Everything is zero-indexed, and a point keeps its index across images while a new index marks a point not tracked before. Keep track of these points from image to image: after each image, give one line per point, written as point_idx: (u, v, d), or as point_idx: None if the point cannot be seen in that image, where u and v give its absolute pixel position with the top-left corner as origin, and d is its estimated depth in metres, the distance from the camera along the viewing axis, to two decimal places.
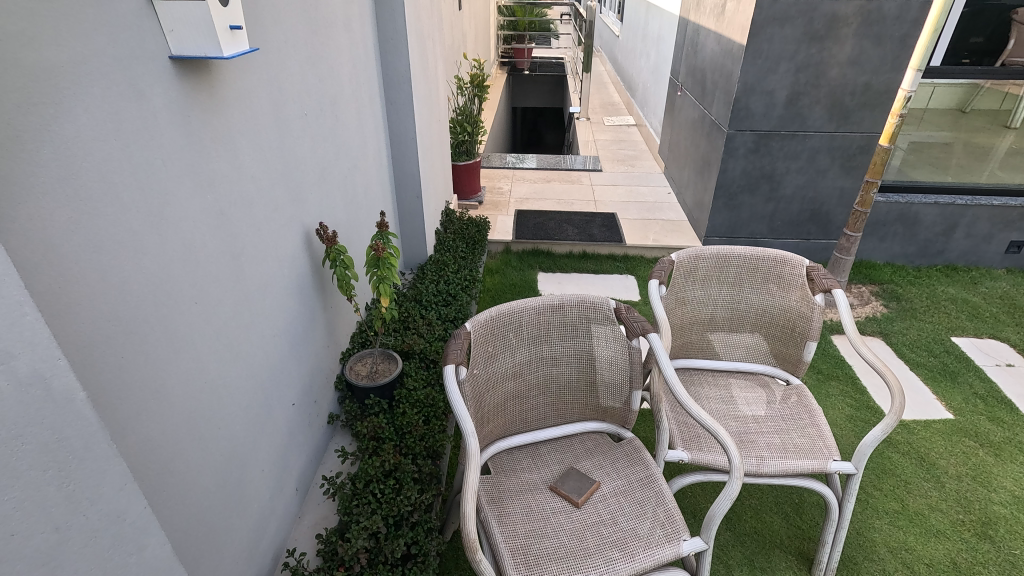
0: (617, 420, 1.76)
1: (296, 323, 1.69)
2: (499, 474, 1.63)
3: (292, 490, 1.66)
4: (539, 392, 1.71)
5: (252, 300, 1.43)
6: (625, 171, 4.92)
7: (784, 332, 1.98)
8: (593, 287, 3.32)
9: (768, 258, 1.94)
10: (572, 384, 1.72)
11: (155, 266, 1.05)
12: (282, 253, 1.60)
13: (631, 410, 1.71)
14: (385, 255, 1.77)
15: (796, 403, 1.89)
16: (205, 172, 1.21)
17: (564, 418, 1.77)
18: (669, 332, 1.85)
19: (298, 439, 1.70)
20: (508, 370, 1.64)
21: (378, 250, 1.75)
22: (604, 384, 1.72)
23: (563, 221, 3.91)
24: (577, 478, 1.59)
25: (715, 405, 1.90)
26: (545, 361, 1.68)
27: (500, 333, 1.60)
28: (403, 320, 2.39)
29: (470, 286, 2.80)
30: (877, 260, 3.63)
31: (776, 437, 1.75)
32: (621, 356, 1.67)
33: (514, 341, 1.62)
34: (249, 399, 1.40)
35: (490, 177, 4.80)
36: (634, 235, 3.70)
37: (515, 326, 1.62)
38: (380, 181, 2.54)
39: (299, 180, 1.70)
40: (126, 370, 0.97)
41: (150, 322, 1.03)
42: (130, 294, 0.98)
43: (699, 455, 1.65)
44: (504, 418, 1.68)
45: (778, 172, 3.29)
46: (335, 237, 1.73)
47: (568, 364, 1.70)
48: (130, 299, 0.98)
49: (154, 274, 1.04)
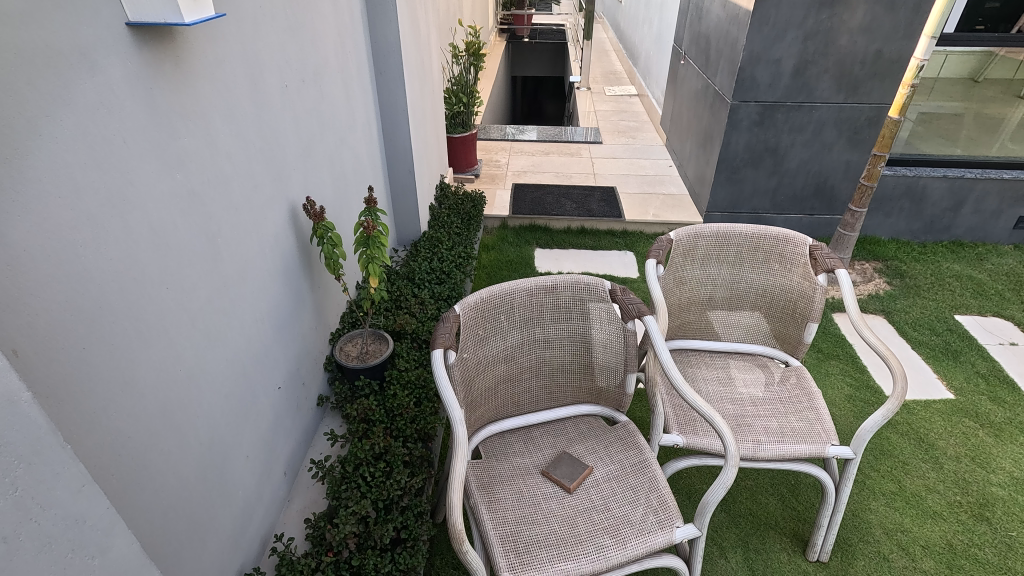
0: (612, 403, 1.72)
1: (281, 307, 1.64)
2: (490, 458, 1.60)
3: (280, 474, 1.64)
4: (532, 374, 1.66)
5: (232, 284, 1.38)
6: (625, 143, 4.80)
7: (785, 312, 1.92)
8: (591, 263, 3.26)
9: (771, 236, 1.87)
10: (565, 365, 1.68)
11: (120, 252, 0.99)
12: (264, 234, 1.54)
13: (626, 392, 1.67)
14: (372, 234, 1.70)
15: (795, 385, 1.85)
16: (174, 149, 1.14)
17: (557, 401, 1.73)
18: (666, 313, 1.80)
19: (285, 423, 1.67)
20: (500, 353, 1.59)
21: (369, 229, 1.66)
22: (599, 366, 1.67)
23: (561, 196, 3.82)
24: (569, 463, 1.56)
25: (712, 387, 1.86)
26: (537, 343, 1.63)
27: (491, 315, 1.55)
28: (394, 299, 2.33)
29: (464, 263, 2.73)
30: (882, 236, 3.55)
31: (773, 420, 1.71)
32: (616, 339, 1.62)
33: (505, 324, 1.58)
34: (230, 385, 1.36)
35: (487, 149, 4.69)
36: (633, 210, 3.62)
37: (507, 308, 1.56)
38: (369, 155, 2.46)
39: (281, 157, 1.62)
40: (89, 362, 0.92)
41: (116, 312, 0.98)
42: (92, 282, 0.93)
43: (694, 438, 1.62)
44: (496, 402, 1.64)
45: (783, 145, 3.19)
46: (320, 211, 1.65)
47: (561, 347, 1.65)
48: (92, 288, 0.93)
49: (119, 260, 0.99)
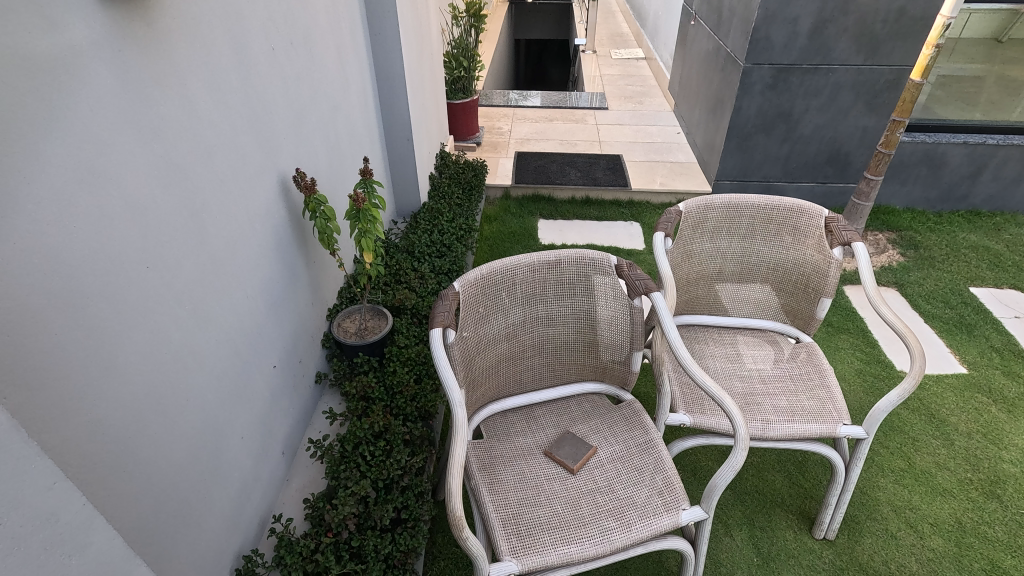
0: (617, 381, 1.67)
1: (275, 284, 1.58)
2: (492, 438, 1.56)
3: (278, 454, 1.61)
4: (534, 353, 1.61)
5: (221, 261, 1.31)
6: (632, 109, 4.64)
7: (797, 287, 1.85)
8: (595, 235, 3.18)
9: (785, 207, 1.79)
10: (569, 343, 1.62)
11: (92, 229, 0.93)
12: (254, 207, 1.47)
13: (631, 370, 1.62)
14: (365, 208, 1.62)
15: (806, 362, 1.79)
16: (150, 117, 1.07)
17: (561, 380, 1.68)
18: (675, 289, 1.73)
19: (282, 402, 1.63)
20: (501, 331, 1.54)
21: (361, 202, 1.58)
22: (604, 344, 1.62)
23: (565, 164, 3.71)
24: (573, 443, 1.52)
25: (720, 364, 1.81)
26: (540, 320, 1.58)
27: (492, 292, 1.49)
28: (394, 274, 2.27)
29: (465, 235, 2.66)
30: (897, 205, 3.44)
31: (783, 399, 1.66)
32: (622, 316, 1.56)
33: (507, 301, 1.52)
34: (222, 366, 1.32)
35: (489, 116, 4.55)
36: (639, 179, 3.51)
37: (508, 285, 1.50)
38: (366, 123, 2.36)
39: (269, 125, 1.54)
40: (61, 347, 0.87)
41: (89, 294, 0.92)
42: (60, 262, 0.87)
43: (701, 418, 1.57)
44: (498, 380, 1.59)
45: (797, 110, 3.06)
46: (311, 184, 1.58)
47: (564, 324, 1.59)
48: (61, 268, 0.87)
49: (90, 240, 0.92)
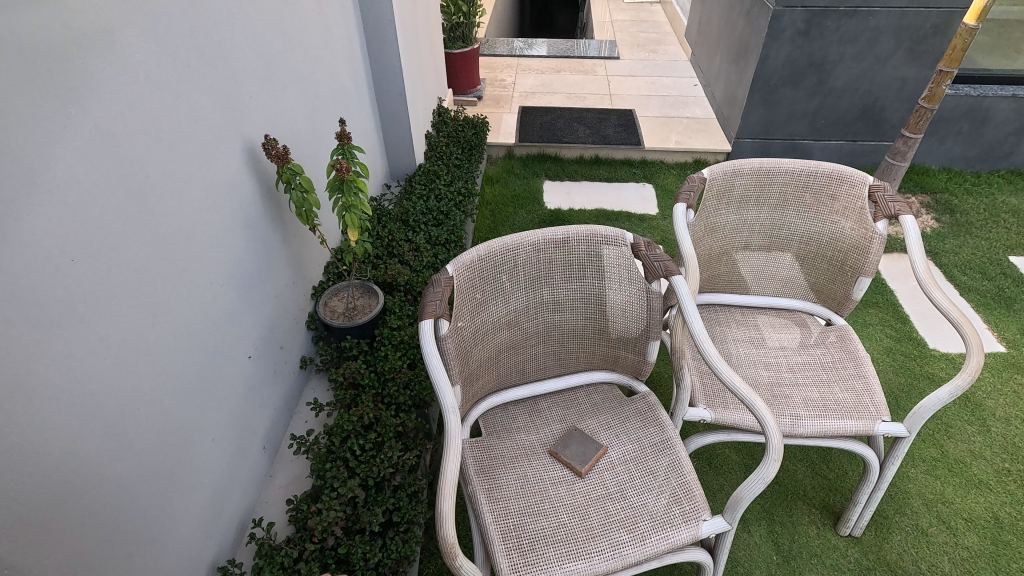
0: (630, 371, 1.51)
1: (247, 265, 1.40)
2: (491, 434, 1.42)
3: (259, 450, 1.47)
4: (539, 341, 1.45)
5: (174, 245, 1.13)
6: (645, 58, 4.31)
7: (833, 264, 1.66)
8: (605, 198, 2.96)
9: (823, 174, 1.58)
10: (578, 331, 1.45)
11: None
12: (216, 179, 1.27)
13: (647, 360, 1.45)
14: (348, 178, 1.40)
15: (839, 348, 1.62)
16: (61, 73, 0.87)
17: (568, 368, 1.53)
18: (698, 269, 1.53)
19: (262, 394, 1.48)
20: (501, 319, 1.36)
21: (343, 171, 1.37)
22: (617, 331, 1.45)
23: (572, 120, 3.44)
24: (581, 442, 1.37)
25: (743, 349, 1.64)
26: (545, 306, 1.40)
27: (492, 275, 1.31)
28: (386, 245, 2.08)
29: (465, 201, 2.45)
30: (931, 165, 3.18)
31: (814, 390, 1.50)
32: (638, 301, 1.39)
33: (508, 285, 1.34)
34: (183, 363, 1.16)
35: (491, 67, 4.24)
36: (653, 136, 3.25)
37: (509, 267, 1.32)
38: (352, 76, 2.12)
39: (231, 80, 1.32)
40: None
41: None
42: None
43: (724, 414, 1.42)
44: (498, 372, 1.43)
45: (830, 59, 2.77)
46: (283, 151, 1.37)
47: (572, 310, 1.42)
48: None
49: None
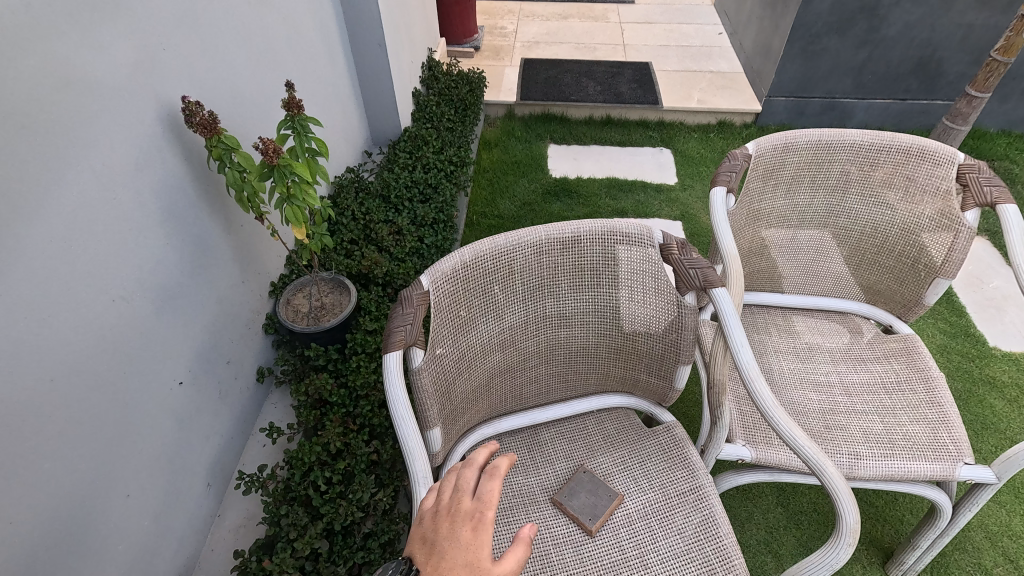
0: (653, 397, 1.23)
1: (173, 269, 1.10)
2: None
3: (202, 490, 1.22)
4: (541, 362, 1.17)
5: (44, 258, 0.83)
6: (662, 2, 3.85)
7: (900, 260, 1.35)
8: (617, 165, 2.62)
9: (897, 149, 1.26)
10: (589, 350, 1.17)
11: None
12: (117, 161, 0.96)
13: (674, 386, 1.18)
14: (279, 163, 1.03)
15: (904, 363, 1.33)
16: None
17: (576, 391, 1.25)
18: (740, 269, 1.16)
19: (203, 424, 1.21)
20: (493, 338, 1.08)
21: (266, 156, 1.00)
22: (639, 351, 1.16)
23: (581, 74, 3.05)
24: (590, 488, 1.11)
25: (787, 363, 1.36)
26: (549, 321, 1.12)
27: (480, 286, 1.02)
28: (363, 227, 1.78)
29: (458, 172, 2.13)
30: (988, 126, 2.81)
31: (877, 420, 1.23)
32: (667, 316, 1.10)
33: (501, 298, 1.05)
34: (71, 412, 0.88)
35: (490, 12, 3.79)
36: (673, 94, 2.88)
37: (503, 275, 1.03)
38: (318, 21, 1.75)
39: (131, 25, 0.98)
40: None
41: None
42: None
43: (767, 453, 1.15)
44: (490, 400, 1.16)
45: (885, 2, 2.36)
46: (209, 120, 1.02)
47: (582, 325, 1.14)
48: None
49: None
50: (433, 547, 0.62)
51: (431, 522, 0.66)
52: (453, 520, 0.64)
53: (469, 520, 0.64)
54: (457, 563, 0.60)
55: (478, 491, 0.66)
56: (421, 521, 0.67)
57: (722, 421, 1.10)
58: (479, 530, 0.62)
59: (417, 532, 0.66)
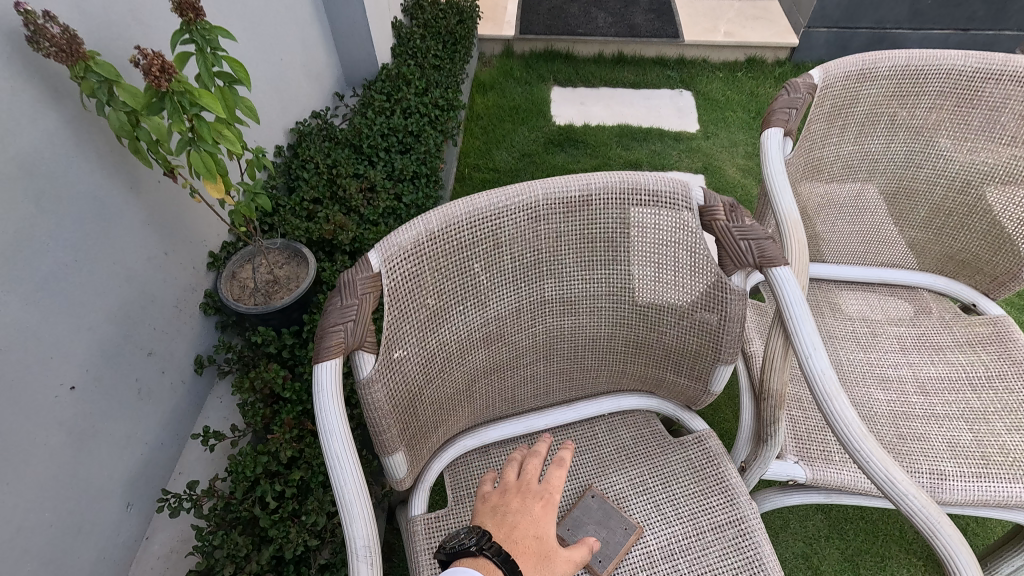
0: (680, 399, 0.97)
1: (38, 237, 0.83)
2: (461, 500, 0.91)
3: (119, 514, 0.98)
4: (539, 360, 0.91)
5: None
6: None
7: (998, 223, 1.06)
8: (630, 110, 2.29)
9: (1008, 76, 0.97)
10: (601, 344, 0.91)
11: None
12: None
13: (709, 389, 0.92)
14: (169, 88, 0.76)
15: (995, 353, 1.06)
16: None
17: (583, 391, 0.99)
18: (804, 245, 0.87)
19: (114, 433, 0.97)
20: (475, 332, 0.82)
21: (147, 73, 0.72)
22: (666, 345, 0.90)
23: (590, 5, 2.67)
24: (599, 519, 0.87)
25: (845, 352, 1.09)
26: (549, 308, 0.85)
27: (456, 264, 0.76)
28: (329, 183, 1.49)
29: (446, 116, 1.81)
30: None
31: (965, 428, 0.97)
32: (706, 302, 0.83)
33: (485, 279, 0.79)
34: None
35: None
36: (695, 26, 2.50)
37: (486, 249, 0.77)
38: None
39: None
40: None
41: None
42: None
43: (827, 474, 0.90)
44: (472, 407, 0.91)
45: None
46: (67, 37, 0.72)
47: (593, 312, 0.87)
48: None
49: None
50: (505, 519, 0.70)
51: (498, 500, 0.73)
52: (523, 497, 0.72)
53: (540, 501, 0.72)
54: (529, 535, 0.69)
55: (546, 478, 0.74)
56: (482, 495, 0.74)
57: (774, 439, 0.84)
58: (548, 510, 0.71)
59: (483, 508, 0.73)
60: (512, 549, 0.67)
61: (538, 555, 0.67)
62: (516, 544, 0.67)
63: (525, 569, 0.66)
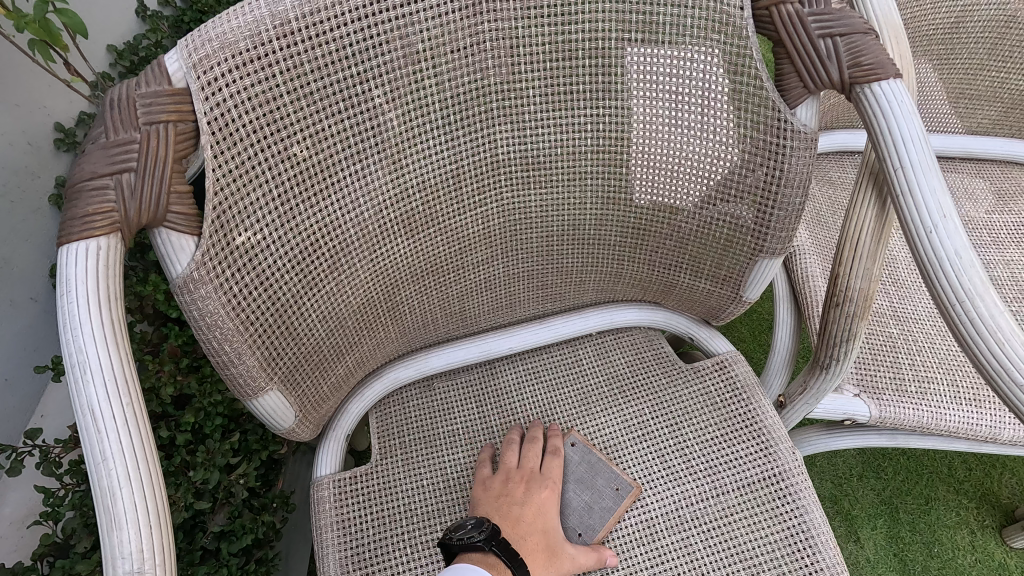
0: (696, 310, 0.70)
1: None
2: (388, 452, 0.66)
3: None
4: (496, 259, 0.62)
5: None
6: None
7: None
8: None
9: None
10: (586, 232, 0.62)
11: None
12: None
13: (741, 296, 0.63)
14: None
15: None
16: None
17: (564, 301, 0.71)
18: (902, 46, 0.50)
19: None
20: (387, 206, 0.52)
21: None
22: (679, 232, 0.61)
23: None
24: (598, 492, 0.61)
25: None
26: (503, 171, 0.55)
27: (339, 88, 0.45)
28: None
29: None
30: None
31: None
32: (749, 158, 0.53)
33: (391, 117, 0.48)
34: None
35: None
36: None
37: (388, 61, 0.46)
38: None
39: None
40: None
41: None
42: None
43: (899, 411, 0.64)
44: (400, 326, 0.63)
45: None
46: None
47: (570, 179, 0.57)
48: None
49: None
50: (512, 511, 0.58)
51: (499, 488, 0.60)
52: (527, 486, 0.60)
53: (545, 491, 0.60)
54: (537, 529, 0.58)
55: (547, 462, 0.62)
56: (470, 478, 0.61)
57: (841, 364, 0.56)
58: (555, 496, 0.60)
59: (480, 495, 0.60)
60: (519, 548, 0.56)
61: (548, 555, 0.56)
62: (523, 544, 0.57)
63: (535, 574, 0.55)
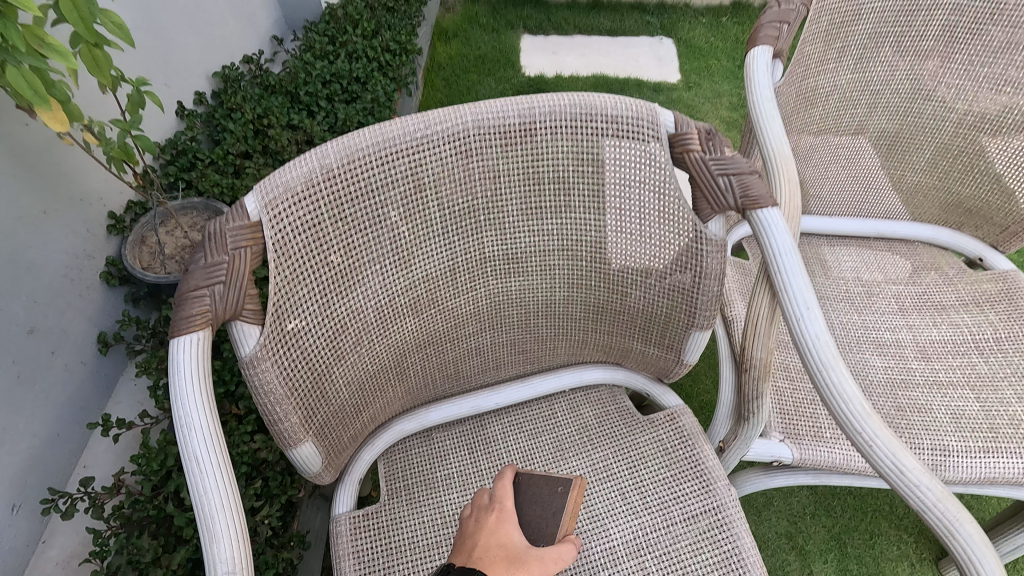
0: (649, 370, 0.84)
1: None
2: (393, 495, 0.78)
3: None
4: (484, 331, 0.77)
5: None
6: None
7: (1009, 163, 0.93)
8: (606, 58, 2.12)
9: None
10: (557, 310, 0.77)
11: None
12: None
13: (682, 360, 0.78)
14: None
15: (1003, 312, 0.94)
16: None
17: (540, 364, 0.85)
18: (795, 181, 0.70)
19: None
20: (399, 296, 0.67)
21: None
22: (631, 310, 0.76)
23: None
24: (546, 500, 0.63)
25: (838, 313, 0.97)
26: (489, 265, 0.71)
27: (367, 213, 0.61)
28: (259, 136, 1.31)
29: (398, 63, 1.61)
30: None
31: (972, 399, 0.85)
32: (678, 256, 0.69)
33: (405, 230, 0.64)
34: None
35: None
36: None
37: (403, 193, 0.61)
38: None
39: None
40: None
41: None
42: None
43: (816, 453, 0.78)
44: (406, 387, 0.76)
45: None
46: None
47: (543, 270, 0.73)
48: None
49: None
50: (466, 545, 0.59)
51: (463, 533, 0.62)
52: (480, 515, 0.62)
53: (494, 511, 0.61)
54: (495, 546, 0.58)
55: (492, 489, 0.64)
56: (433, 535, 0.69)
57: (757, 416, 0.71)
58: (507, 510, 0.61)
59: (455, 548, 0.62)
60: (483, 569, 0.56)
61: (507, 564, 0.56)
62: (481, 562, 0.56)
63: None
